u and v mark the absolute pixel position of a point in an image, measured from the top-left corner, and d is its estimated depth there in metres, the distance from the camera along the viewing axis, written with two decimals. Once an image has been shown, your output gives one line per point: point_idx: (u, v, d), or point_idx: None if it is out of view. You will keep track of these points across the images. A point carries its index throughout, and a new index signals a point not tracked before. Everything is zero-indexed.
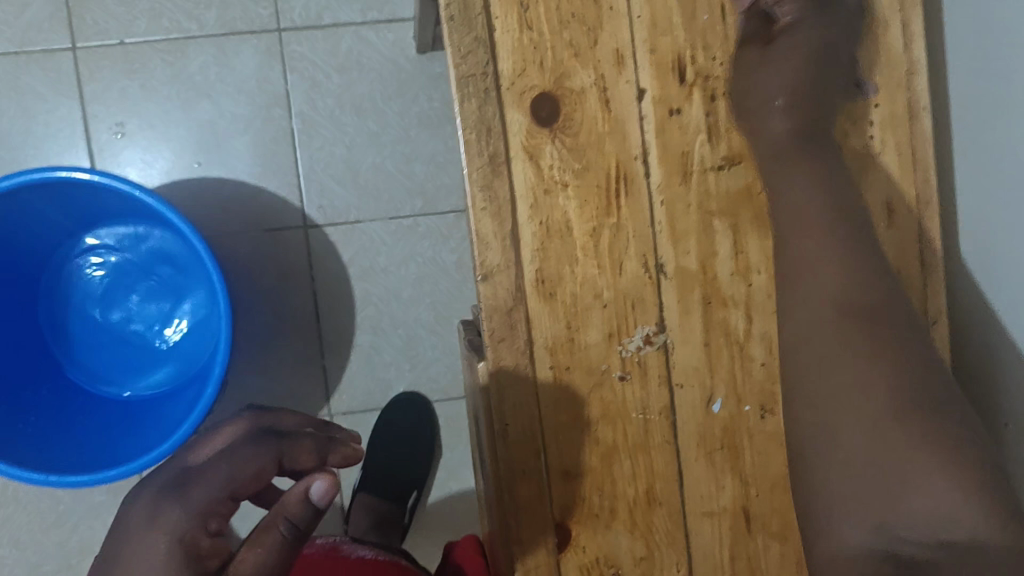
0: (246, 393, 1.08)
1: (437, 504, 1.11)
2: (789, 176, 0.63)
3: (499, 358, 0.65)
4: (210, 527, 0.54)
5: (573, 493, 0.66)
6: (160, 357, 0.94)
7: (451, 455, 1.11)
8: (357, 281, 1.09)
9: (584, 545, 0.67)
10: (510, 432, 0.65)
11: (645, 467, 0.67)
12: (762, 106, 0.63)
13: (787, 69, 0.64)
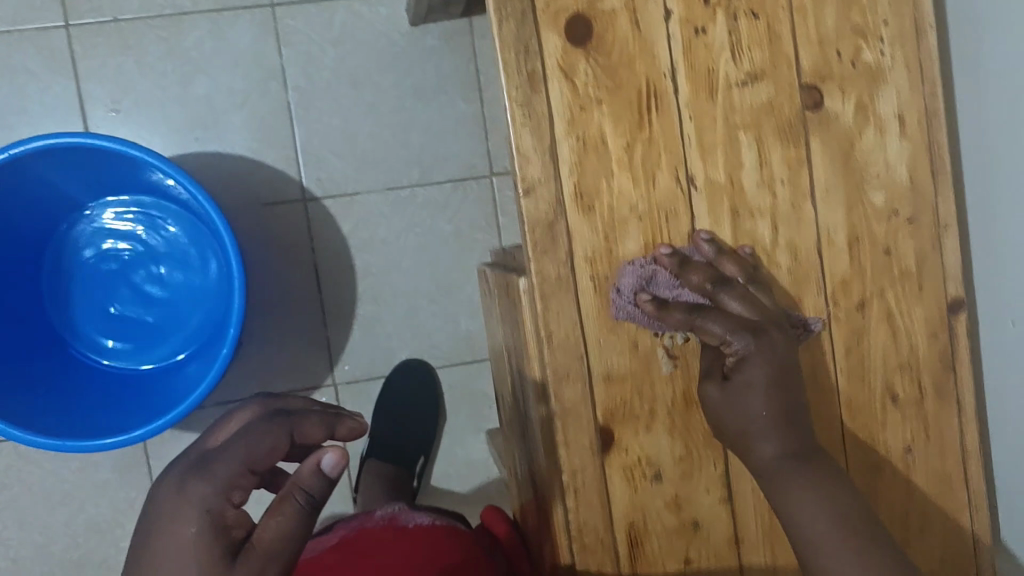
0: (251, 362, 1.09)
1: (445, 470, 1.13)
2: (798, 496, 0.60)
3: (542, 269, 0.66)
4: (233, 501, 0.53)
5: (614, 397, 0.68)
6: (167, 326, 0.94)
7: (456, 421, 1.13)
8: (358, 252, 1.10)
9: (627, 446, 0.69)
10: (555, 337, 0.66)
11: (682, 369, 0.69)
12: (748, 437, 0.62)
13: (753, 401, 0.62)
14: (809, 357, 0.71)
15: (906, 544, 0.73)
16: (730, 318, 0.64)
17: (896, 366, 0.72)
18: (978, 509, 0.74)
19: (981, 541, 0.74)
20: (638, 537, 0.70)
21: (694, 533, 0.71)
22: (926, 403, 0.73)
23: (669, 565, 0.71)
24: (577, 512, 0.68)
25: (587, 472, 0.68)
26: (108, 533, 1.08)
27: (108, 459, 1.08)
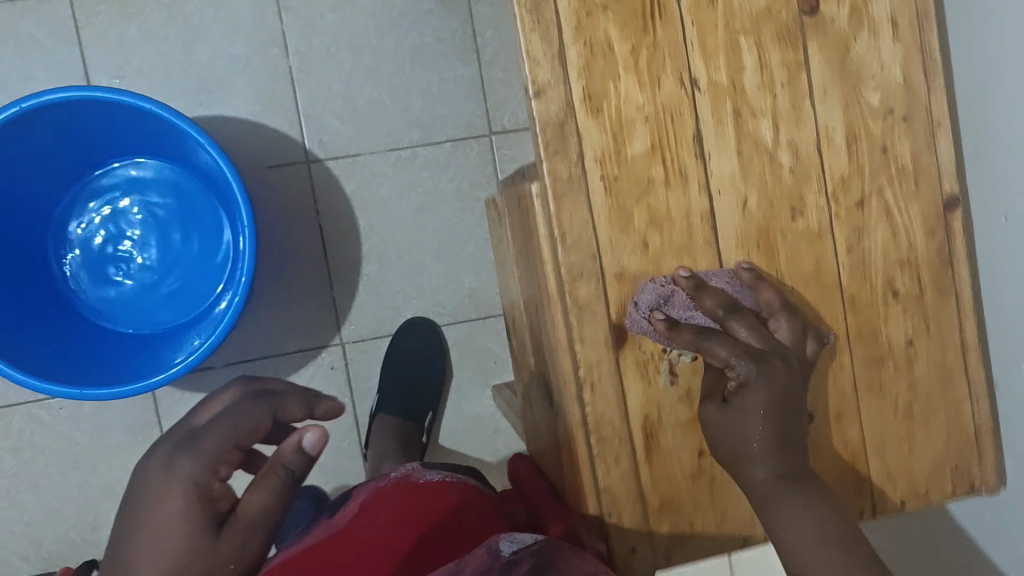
0: (260, 322, 1.11)
1: (453, 425, 1.15)
2: (786, 513, 0.65)
3: (555, 170, 0.67)
4: (220, 473, 0.60)
5: (627, 293, 0.70)
6: (175, 285, 0.96)
7: (462, 376, 1.15)
8: (361, 213, 1.12)
9: (641, 343, 0.70)
10: (568, 236, 0.68)
11: (690, 265, 0.71)
12: (742, 455, 0.66)
13: (749, 425, 0.66)
14: (814, 258, 0.72)
15: (908, 436, 0.76)
16: (734, 345, 0.67)
17: (896, 261, 0.73)
18: (977, 400, 0.75)
19: (980, 431, 0.76)
20: (653, 430, 0.72)
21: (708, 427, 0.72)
22: (924, 298, 0.74)
23: (683, 457, 0.72)
24: (593, 405, 0.70)
25: (603, 368, 0.70)
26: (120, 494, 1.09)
27: (120, 422, 1.09)
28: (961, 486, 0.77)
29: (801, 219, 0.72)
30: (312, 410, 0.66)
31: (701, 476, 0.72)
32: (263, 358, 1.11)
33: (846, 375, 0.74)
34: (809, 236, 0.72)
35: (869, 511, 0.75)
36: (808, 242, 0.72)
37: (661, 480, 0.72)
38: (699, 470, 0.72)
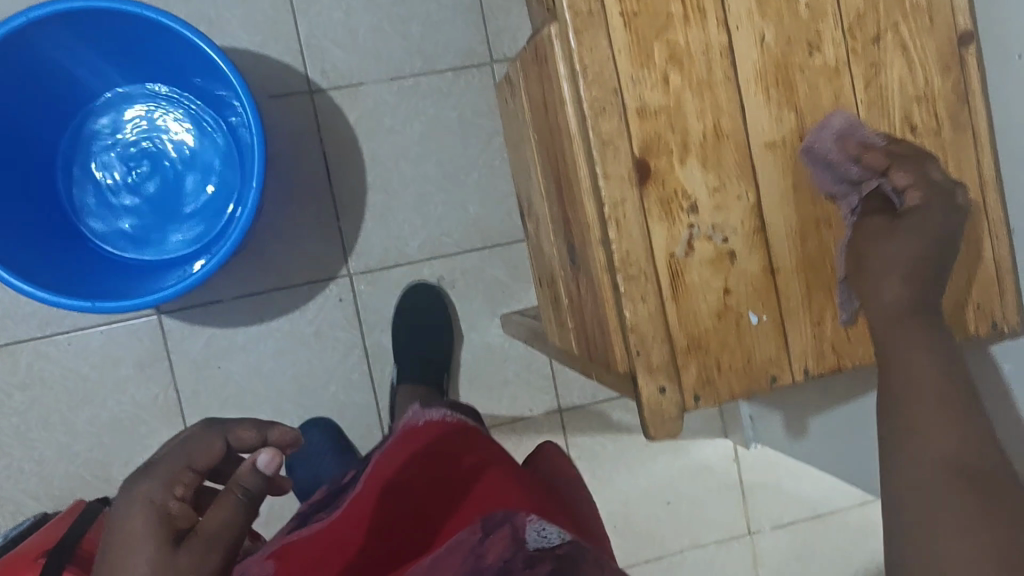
0: (264, 255, 1.10)
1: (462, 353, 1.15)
2: (907, 348, 0.53)
3: (573, 6, 0.55)
4: (177, 496, 0.53)
5: (646, 131, 0.57)
6: (179, 213, 0.97)
7: (471, 305, 1.15)
8: (365, 142, 1.12)
9: (661, 176, 0.57)
10: (588, 71, 0.55)
11: (710, 102, 0.58)
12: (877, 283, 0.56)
13: (909, 244, 0.56)
14: (832, 93, 0.60)
15: None
16: (916, 174, 0.57)
17: (911, 97, 0.62)
18: (998, 237, 0.63)
19: (1001, 273, 0.64)
20: (678, 269, 0.57)
21: (732, 265, 0.58)
22: (942, 135, 0.62)
23: (708, 297, 0.58)
24: (620, 241, 0.56)
25: (629, 205, 0.56)
26: (132, 430, 1.09)
27: (130, 356, 1.08)
28: (983, 325, 0.64)
29: (819, 57, 0.60)
30: (267, 436, 0.56)
31: (728, 318, 0.59)
32: (268, 291, 1.11)
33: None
34: (832, 73, 0.60)
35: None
36: (825, 77, 0.60)
37: (688, 323, 0.58)
38: (726, 309, 0.59)
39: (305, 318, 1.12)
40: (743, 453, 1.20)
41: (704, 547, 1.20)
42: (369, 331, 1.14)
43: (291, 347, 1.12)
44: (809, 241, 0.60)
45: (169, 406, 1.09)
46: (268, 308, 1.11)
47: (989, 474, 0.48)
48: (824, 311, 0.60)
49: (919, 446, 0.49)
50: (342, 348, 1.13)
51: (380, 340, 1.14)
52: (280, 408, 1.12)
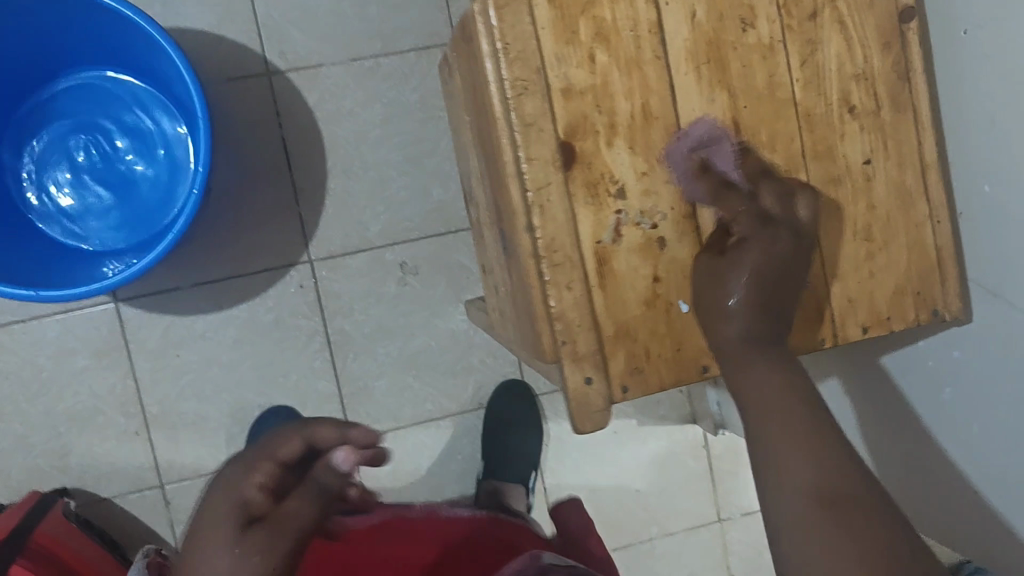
0: (222, 242, 1.08)
1: (426, 341, 1.14)
2: (754, 379, 0.56)
3: None
4: (257, 481, 0.55)
5: (574, 111, 0.58)
6: (131, 200, 0.95)
7: (435, 291, 1.14)
8: (325, 126, 1.10)
9: (588, 158, 0.58)
10: (512, 48, 0.56)
11: (639, 83, 0.59)
12: (718, 315, 0.57)
13: (737, 273, 0.57)
14: (766, 72, 0.61)
15: (869, 260, 0.64)
16: (744, 203, 0.59)
17: (851, 75, 0.62)
18: (938, 221, 0.64)
19: (942, 257, 0.64)
20: (605, 255, 0.59)
21: (661, 251, 0.60)
22: (882, 115, 0.63)
23: (637, 284, 0.59)
24: (544, 228, 0.57)
25: (553, 188, 0.57)
26: (91, 420, 1.07)
27: (86, 345, 1.07)
28: (924, 312, 0.65)
29: (753, 33, 0.60)
30: (347, 434, 0.56)
31: (657, 305, 0.60)
32: (228, 279, 1.09)
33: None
34: (766, 49, 0.61)
35: (827, 341, 0.64)
36: (759, 55, 0.61)
37: (615, 311, 0.59)
38: (655, 297, 0.60)
39: (265, 306, 1.10)
40: (711, 440, 1.18)
41: (673, 535, 1.18)
42: (331, 319, 1.12)
43: (251, 335, 1.10)
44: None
45: (127, 395, 1.08)
46: (229, 296, 1.09)
47: (856, 494, 0.50)
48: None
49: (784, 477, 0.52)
50: (303, 337, 1.11)
51: (343, 327, 1.12)
52: (241, 397, 1.10)
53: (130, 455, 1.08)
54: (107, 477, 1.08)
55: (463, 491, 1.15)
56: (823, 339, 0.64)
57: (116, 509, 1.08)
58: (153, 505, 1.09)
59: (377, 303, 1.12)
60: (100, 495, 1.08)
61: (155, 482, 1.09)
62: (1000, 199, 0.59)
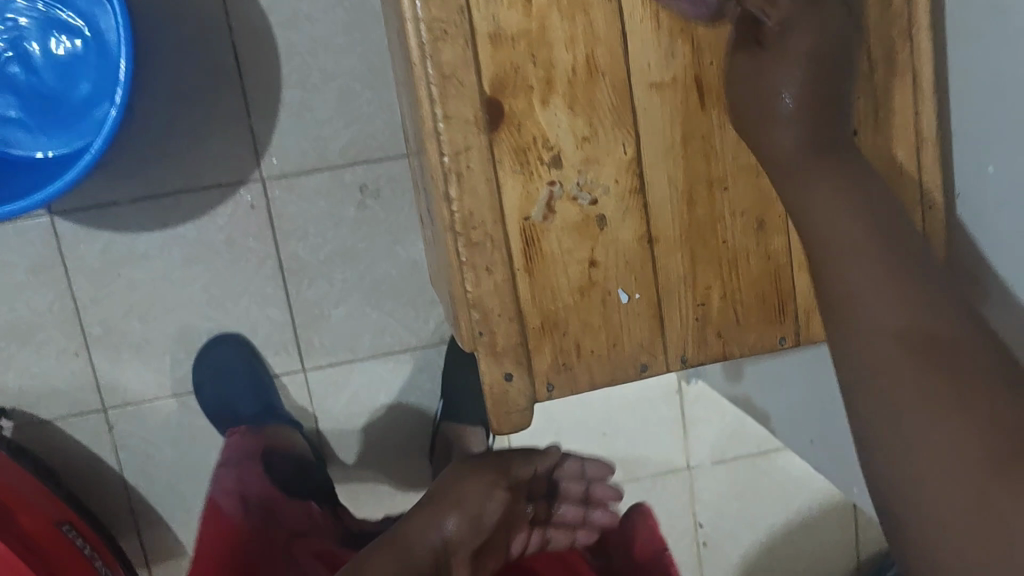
0: (166, 155, 0.98)
1: (388, 270, 1.05)
2: (816, 191, 0.51)
3: None
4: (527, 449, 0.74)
5: (504, 61, 0.53)
6: (68, 109, 0.88)
7: (396, 217, 1.04)
8: (279, 30, 0.97)
9: (518, 119, 0.54)
10: None
11: (584, 28, 0.54)
12: (768, 124, 0.53)
13: (784, 67, 0.52)
14: None
15: None
16: None
17: None
18: (930, 207, 0.62)
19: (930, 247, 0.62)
20: (534, 234, 0.55)
21: (602, 231, 0.56)
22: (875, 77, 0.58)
23: (571, 269, 0.56)
24: (461, 201, 0.54)
25: (473, 153, 0.53)
26: (28, 339, 1.01)
27: (21, 261, 0.99)
28: None
29: None
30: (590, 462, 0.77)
31: (593, 294, 0.57)
32: (177, 195, 0.99)
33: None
34: None
35: (788, 340, 0.61)
36: None
37: (542, 300, 0.56)
38: (591, 285, 0.57)
39: (213, 227, 1.01)
40: (686, 388, 1.12)
41: (639, 481, 1.14)
42: (286, 243, 1.02)
43: (197, 257, 1.01)
44: (698, 203, 0.57)
45: (66, 315, 1.01)
46: (173, 214, 1.00)
47: (951, 339, 0.46)
48: (710, 291, 0.59)
49: (870, 319, 0.48)
50: (254, 261, 1.02)
51: (297, 252, 1.03)
52: (188, 321, 1.03)
53: (69, 377, 1.03)
54: (47, 398, 1.03)
55: (425, 426, 1.10)
56: (783, 339, 0.61)
57: (57, 431, 1.04)
58: (96, 428, 1.04)
59: (335, 227, 1.03)
60: (40, 416, 1.03)
61: (98, 405, 1.04)
62: (999, 180, 0.57)
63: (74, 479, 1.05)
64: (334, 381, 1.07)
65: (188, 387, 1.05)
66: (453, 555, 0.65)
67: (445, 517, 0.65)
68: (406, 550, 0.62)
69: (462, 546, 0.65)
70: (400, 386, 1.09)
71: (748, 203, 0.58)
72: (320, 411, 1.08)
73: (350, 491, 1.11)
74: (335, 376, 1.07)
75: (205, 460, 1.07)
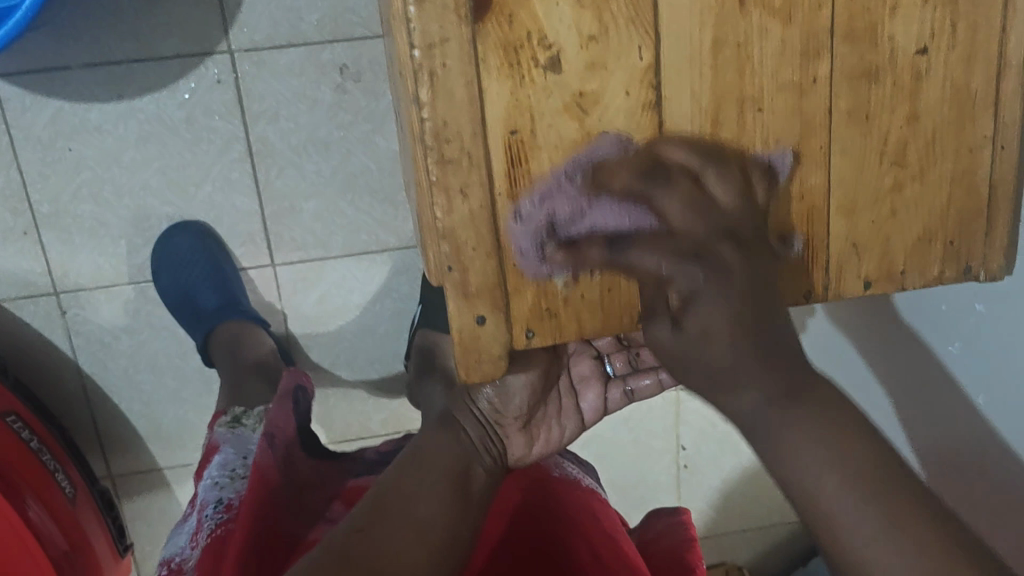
0: (120, 16, 0.88)
1: (366, 163, 0.96)
2: (794, 450, 0.44)
3: None
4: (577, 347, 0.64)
5: None
6: None
7: (378, 102, 0.93)
8: None
9: (510, 7, 0.42)
10: None
11: None
12: (723, 391, 0.44)
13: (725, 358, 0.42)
14: None
15: (893, 193, 0.47)
16: (673, 246, 0.42)
17: None
18: (1002, 147, 0.47)
19: (996, 196, 0.48)
20: (520, 151, 0.44)
21: (603, 154, 0.45)
22: None
23: (562, 198, 0.46)
24: (434, 107, 0.42)
25: (451, 47, 0.42)
26: None
27: None
28: (951, 268, 0.49)
29: None
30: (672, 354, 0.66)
31: None
32: (132, 61, 0.89)
33: (823, 96, 0.45)
34: None
35: (816, 295, 0.49)
36: None
37: (527, 232, 0.46)
38: None
39: (174, 102, 0.91)
40: None
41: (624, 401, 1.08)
42: (254, 126, 0.93)
43: (156, 135, 0.92)
44: (725, 128, 0.45)
45: (12, 190, 0.92)
46: (128, 84, 0.90)
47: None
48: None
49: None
50: (218, 143, 0.93)
51: (266, 135, 0.93)
52: (145, 203, 0.95)
53: (16, 256, 0.95)
54: None
55: (398, 331, 1.03)
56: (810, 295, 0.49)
57: (6, 314, 0.97)
58: (47, 312, 0.97)
59: (309, 111, 0.93)
60: None
61: (49, 288, 0.96)
62: None
63: (23, 365, 0.99)
64: (304, 279, 1.00)
65: (147, 276, 0.97)
66: (498, 423, 0.63)
67: (480, 391, 0.62)
68: (453, 431, 0.62)
69: (503, 417, 0.63)
70: (376, 288, 1.01)
71: (783, 127, 0.45)
72: (288, 309, 1.02)
73: (321, 393, 1.06)
74: (306, 273, 1.00)
75: (165, 352, 1.01)
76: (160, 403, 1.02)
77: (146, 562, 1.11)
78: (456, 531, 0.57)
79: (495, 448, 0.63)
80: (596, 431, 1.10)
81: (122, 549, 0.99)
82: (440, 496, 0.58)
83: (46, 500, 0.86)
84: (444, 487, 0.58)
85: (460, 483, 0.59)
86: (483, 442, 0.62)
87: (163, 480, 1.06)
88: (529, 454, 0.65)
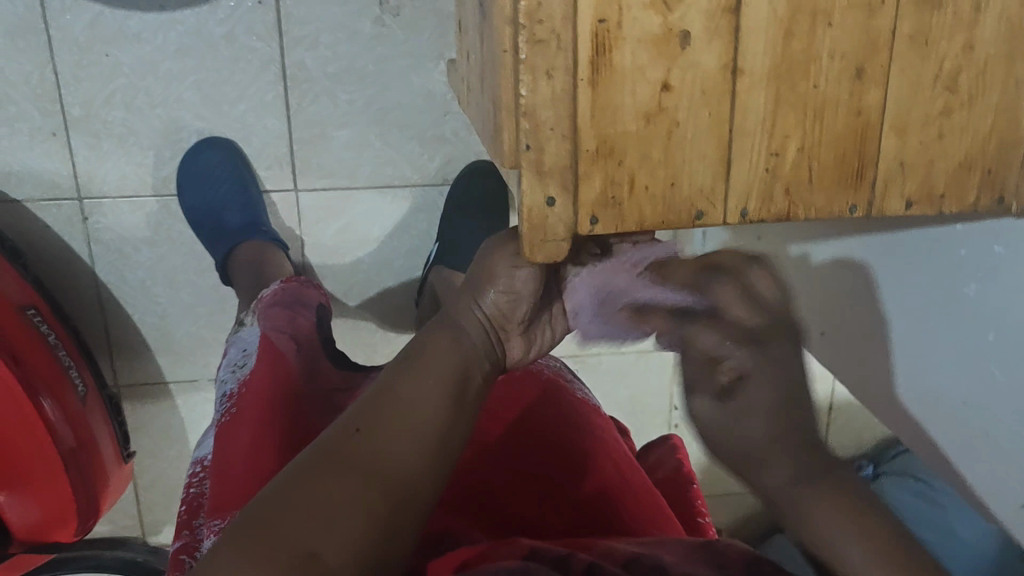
0: None
1: (398, 98, 0.97)
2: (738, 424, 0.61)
3: None
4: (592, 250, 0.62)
5: None
6: None
7: (417, 39, 0.95)
8: None
9: None
10: None
11: None
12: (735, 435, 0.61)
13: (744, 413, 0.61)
14: None
15: (942, 116, 0.51)
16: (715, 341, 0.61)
17: None
18: None
19: None
20: (606, 40, 0.47)
21: (682, 50, 0.47)
22: None
23: (639, 90, 0.48)
24: None
25: None
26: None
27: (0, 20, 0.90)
28: (986, 196, 0.53)
29: None
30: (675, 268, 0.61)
31: (659, 123, 0.49)
32: None
33: (890, 16, 0.48)
34: None
35: (858, 210, 0.53)
36: None
37: (601, 119, 0.48)
38: (658, 112, 0.49)
39: (215, 17, 0.92)
40: None
41: (624, 355, 1.10)
42: (291, 52, 0.94)
43: (194, 49, 0.93)
44: (797, 37, 0.48)
45: (45, 89, 0.93)
46: None
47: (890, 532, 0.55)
48: (788, 140, 0.50)
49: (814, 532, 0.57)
50: (255, 64, 0.94)
51: (303, 61, 0.95)
52: (177, 116, 0.96)
53: (43, 156, 0.95)
54: (18, 177, 0.96)
55: (413, 267, 1.06)
56: (853, 209, 0.52)
57: (26, 214, 0.97)
58: (69, 217, 0.98)
59: (347, 41, 0.95)
60: (11, 195, 0.96)
61: (73, 192, 0.97)
62: None
63: (39, 267, 1.00)
64: (325, 207, 1.02)
65: (172, 190, 0.99)
66: (499, 327, 0.62)
67: (486, 293, 0.61)
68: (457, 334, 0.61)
69: (507, 320, 0.62)
70: (394, 222, 1.04)
71: (849, 43, 0.48)
72: (307, 236, 1.04)
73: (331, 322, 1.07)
74: (328, 203, 1.02)
75: (183, 268, 1.02)
76: (174, 318, 1.04)
77: (144, 474, 1.13)
78: (449, 431, 0.57)
79: (495, 353, 0.63)
80: (594, 384, 1.12)
81: (126, 455, 1.00)
82: (444, 395, 0.58)
83: (59, 398, 0.88)
84: (439, 386, 0.58)
85: (461, 388, 0.59)
86: (486, 345, 0.62)
87: (169, 395, 1.08)
88: (525, 358, 0.65)
